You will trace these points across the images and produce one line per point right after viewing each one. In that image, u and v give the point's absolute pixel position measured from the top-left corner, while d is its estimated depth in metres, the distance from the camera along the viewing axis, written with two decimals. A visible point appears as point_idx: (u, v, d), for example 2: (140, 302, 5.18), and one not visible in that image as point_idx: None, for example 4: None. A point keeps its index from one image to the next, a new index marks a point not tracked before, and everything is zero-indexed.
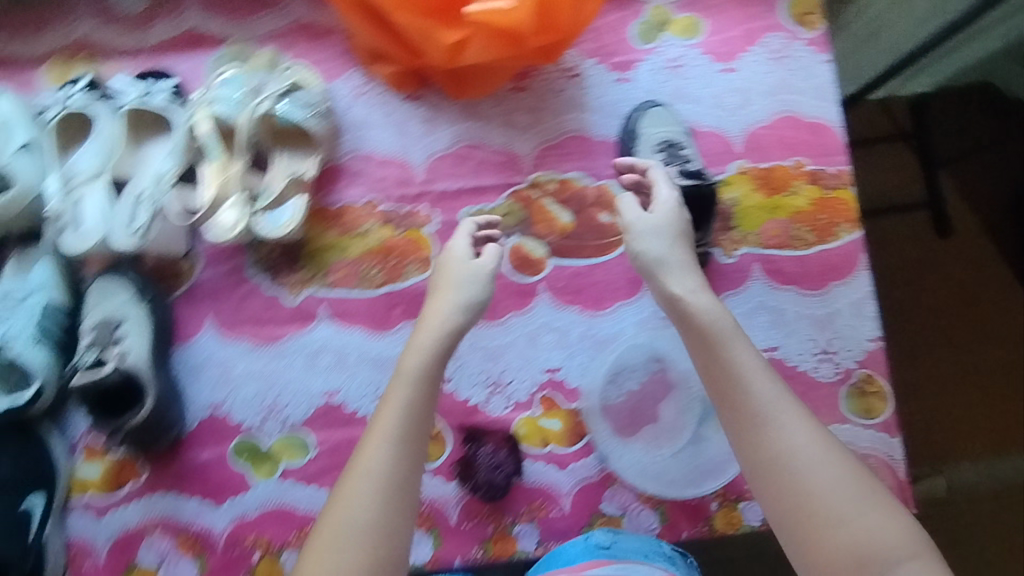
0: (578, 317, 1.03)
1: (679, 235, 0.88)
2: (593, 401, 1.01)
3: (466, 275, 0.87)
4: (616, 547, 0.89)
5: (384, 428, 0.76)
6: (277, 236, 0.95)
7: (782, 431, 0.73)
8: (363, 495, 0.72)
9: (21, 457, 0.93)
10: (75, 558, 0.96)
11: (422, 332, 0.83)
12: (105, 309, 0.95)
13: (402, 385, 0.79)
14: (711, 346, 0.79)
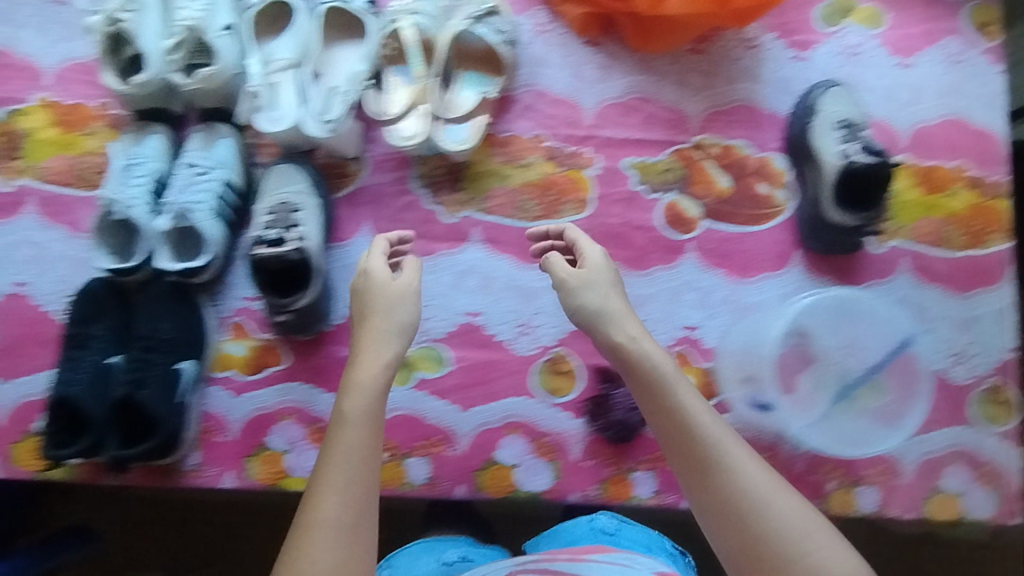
0: (723, 282, 1.04)
1: (617, 287, 0.83)
2: (728, 364, 1.02)
3: (390, 291, 0.80)
4: (620, 535, 0.97)
5: (343, 450, 0.69)
6: (454, 149, 0.97)
7: (736, 476, 0.69)
8: (324, 528, 0.65)
9: (180, 320, 0.95)
10: (208, 430, 0.98)
11: (363, 342, 0.77)
12: (282, 193, 0.98)
13: (355, 390, 0.73)
14: (664, 391, 0.74)
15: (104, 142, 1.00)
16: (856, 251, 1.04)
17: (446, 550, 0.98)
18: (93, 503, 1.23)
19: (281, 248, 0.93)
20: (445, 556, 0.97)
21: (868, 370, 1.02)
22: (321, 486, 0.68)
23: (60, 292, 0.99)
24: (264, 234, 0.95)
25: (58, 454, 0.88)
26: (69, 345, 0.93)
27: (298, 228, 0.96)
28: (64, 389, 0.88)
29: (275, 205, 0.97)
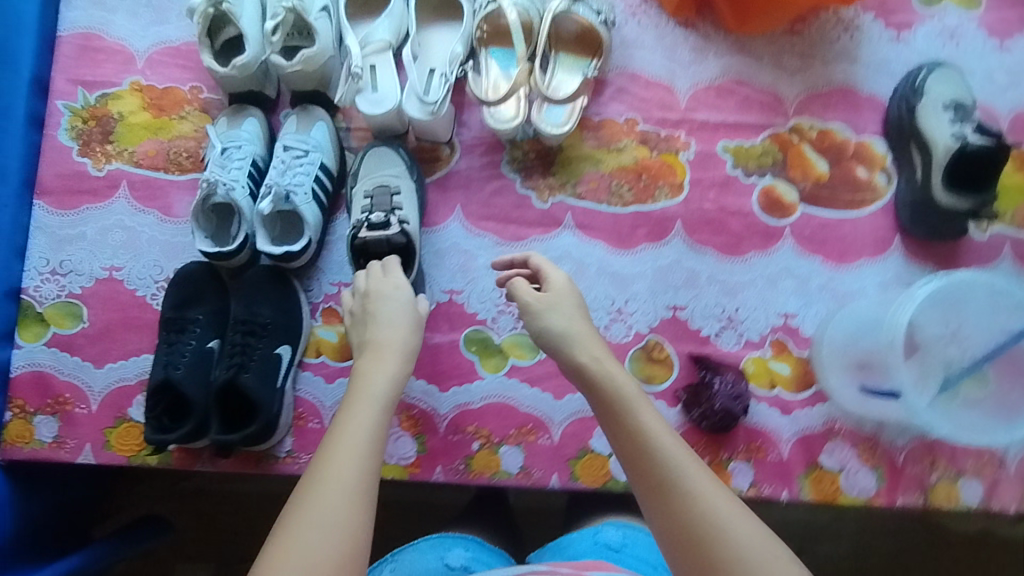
0: (822, 269, 1.01)
1: (580, 308, 0.78)
2: (828, 351, 0.98)
3: (397, 294, 0.82)
4: (626, 552, 0.89)
5: (357, 422, 0.66)
6: (549, 132, 0.97)
7: (701, 501, 0.60)
8: (336, 484, 0.61)
9: (276, 304, 0.94)
10: (301, 417, 0.96)
11: (380, 332, 0.77)
12: (381, 177, 0.98)
13: (372, 371, 0.72)
14: (625, 411, 0.67)
15: (197, 125, 1.04)
16: (960, 237, 1.00)
17: (451, 551, 0.92)
18: (161, 492, 1.19)
19: (386, 231, 0.93)
20: (448, 557, 0.91)
21: (977, 361, 0.92)
22: (332, 444, 0.64)
23: (153, 276, 1.00)
24: (367, 216, 0.94)
25: (161, 439, 0.86)
26: (168, 329, 0.92)
27: (400, 212, 0.96)
28: (168, 371, 0.88)
29: (375, 187, 0.97)
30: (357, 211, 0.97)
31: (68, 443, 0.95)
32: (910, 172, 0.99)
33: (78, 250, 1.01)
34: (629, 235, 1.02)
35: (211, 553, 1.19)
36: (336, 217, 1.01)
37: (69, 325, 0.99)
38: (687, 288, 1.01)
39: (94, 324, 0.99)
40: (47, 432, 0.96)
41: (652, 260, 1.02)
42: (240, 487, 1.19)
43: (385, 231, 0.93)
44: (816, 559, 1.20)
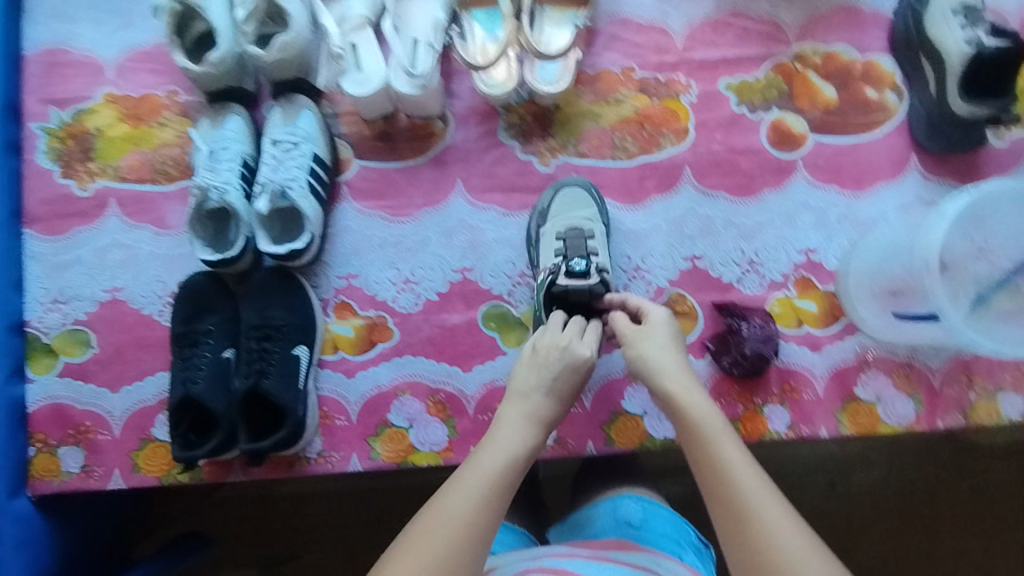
0: (839, 198, 0.98)
1: (678, 343, 0.78)
2: (855, 283, 0.94)
3: (571, 349, 0.78)
4: (646, 527, 0.87)
5: (479, 470, 0.67)
6: (544, 91, 0.94)
7: (776, 533, 0.60)
8: (449, 521, 0.62)
9: (288, 304, 0.92)
10: (328, 415, 0.95)
11: (530, 381, 0.77)
12: (575, 219, 0.94)
13: (508, 425, 0.72)
14: (709, 442, 0.68)
15: (179, 131, 0.99)
16: (979, 147, 0.96)
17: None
18: (199, 502, 1.18)
19: (586, 279, 0.88)
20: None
21: (1007, 274, 0.89)
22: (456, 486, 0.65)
23: (156, 292, 0.97)
24: (565, 263, 0.89)
25: (189, 455, 0.84)
26: (180, 344, 0.90)
27: (595, 257, 0.92)
28: (187, 387, 0.85)
29: (568, 229, 0.93)
30: (550, 256, 0.94)
31: (96, 471, 0.94)
32: (922, 86, 0.96)
33: (75, 276, 0.98)
34: (638, 189, 0.99)
35: (259, 556, 1.18)
36: (336, 208, 0.98)
37: (78, 353, 0.97)
38: (704, 236, 0.98)
39: (103, 349, 0.96)
40: (74, 463, 0.94)
41: (664, 212, 0.98)
42: (281, 488, 1.19)
43: (587, 279, 0.88)
44: (852, 489, 1.20)
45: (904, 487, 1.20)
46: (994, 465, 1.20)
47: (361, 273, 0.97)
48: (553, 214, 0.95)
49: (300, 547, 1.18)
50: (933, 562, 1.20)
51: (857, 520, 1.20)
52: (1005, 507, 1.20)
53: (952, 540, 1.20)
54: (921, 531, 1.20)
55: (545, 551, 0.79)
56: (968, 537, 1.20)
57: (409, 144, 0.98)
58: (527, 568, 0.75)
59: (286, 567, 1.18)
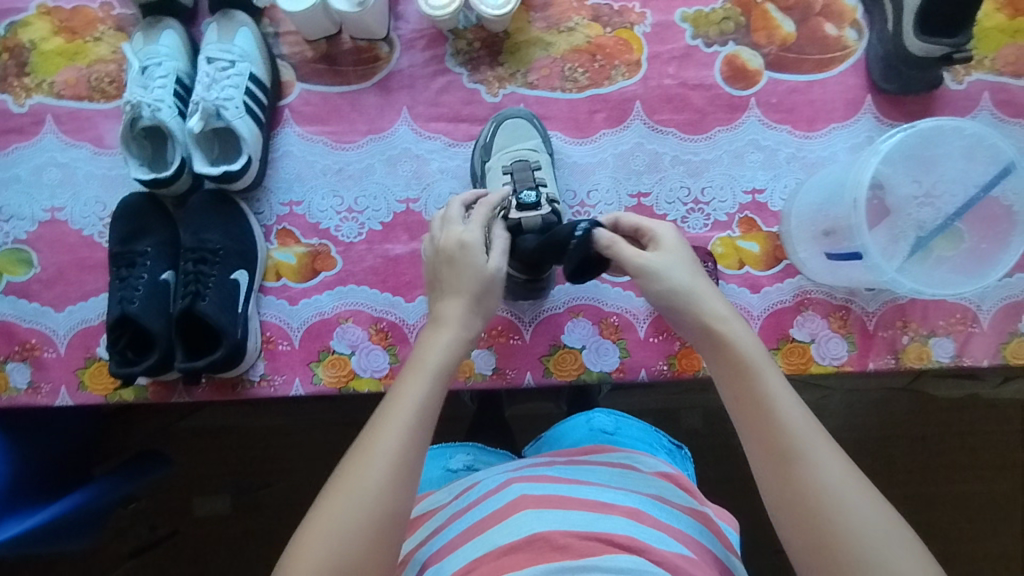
0: (790, 138, 0.96)
1: (684, 263, 0.70)
2: (795, 224, 0.94)
3: (479, 260, 0.72)
4: (619, 433, 0.94)
5: (410, 394, 0.63)
6: (487, 14, 0.91)
7: (819, 473, 0.56)
8: (378, 462, 0.59)
9: (227, 227, 0.92)
10: (270, 340, 0.95)
11: (448, 298, 0.71)
12: (518, 151, 0.92)
13: (435, 343, 0.68)
14: (746, 376, 0.62)
15: (115, 46, 0.96)
16: (936, 88, 0.94)
17: (453, 457, 0.94)
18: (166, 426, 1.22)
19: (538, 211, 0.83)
20: (450, 462, 0.93)
21: (950, 219, 0.89)
22: (388, 419, 0.61)
23: (96, 214, 0.96)
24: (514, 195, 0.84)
25: (128, 372, 0.85)
26: (117, 264, 0.90)
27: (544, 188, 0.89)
28: (122, 307, 0.85)
29: (514, 163, 0.90)
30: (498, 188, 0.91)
31: (43, 387, 0.95)
32: (881, 22, 0.93)
33: (14, 194, 0.97)
34: (587, 122, 0.97)
35: (224, 482, 1.22)
36: (278, 133, 0.97)
37: (20, 272, 0.97)
38: (651, 172, 0.97)
39: (46, 269, 0.96)
40: (21, 378, 0.95)
41: (612, 147, 0.97)
42: (250, 415, 1.22)
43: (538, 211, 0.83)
44: None
45: (855, 432, 1.24)
46: (944, 415, 1.24)
47: (304, 200, 0.96)
48: (492, 147, 0.93)
49: (262, 476, 1.22)
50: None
51: None
52: (942, 468, 1.23)
53: (900, 485, 1.23)
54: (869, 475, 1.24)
55: (524, 463, 0.81)
56: (915, 482, 1.23)
57: (353, 69, 0.97)
58: (509, 477, 0.76)
59: (256, 493, 1.22)
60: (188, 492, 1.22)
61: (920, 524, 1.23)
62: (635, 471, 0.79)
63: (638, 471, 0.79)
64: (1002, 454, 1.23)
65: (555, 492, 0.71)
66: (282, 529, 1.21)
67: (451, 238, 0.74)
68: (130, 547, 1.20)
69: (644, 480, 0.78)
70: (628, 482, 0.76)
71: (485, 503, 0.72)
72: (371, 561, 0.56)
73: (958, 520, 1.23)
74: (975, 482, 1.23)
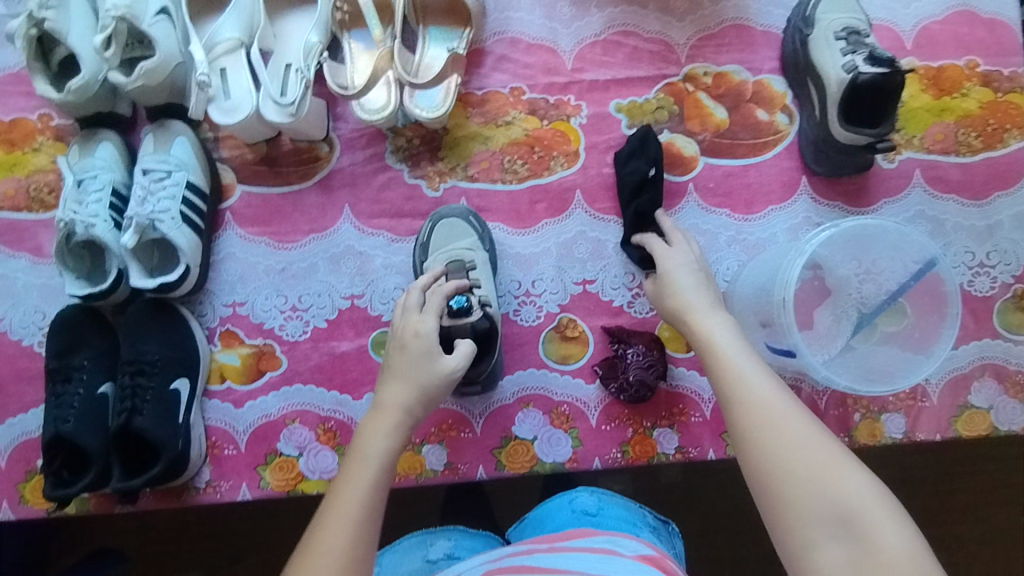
0: (729, 222, 0.97)
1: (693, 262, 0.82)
2: (738, 307, 0.94)
3: (430, 349, 0.76)
4: (602, 514, 0.94)
5: (351, 489, 0.63)
6: (423, 116, 0.92)
7: (767, 401, 0.61)
8: (324, 561, 0.57)
9: (166, 335, 0.91)
10: (215, 445, 0.93)
11: (389, 386, 0.74)
12: (455, 250, 0.93)
13: (372, 435, 0.69)
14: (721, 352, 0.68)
15: (53, 156, 0.97)
16: (868, 169, 0.96)
17: (433, 544, 0.92)
18: (115, 524, 1.16)
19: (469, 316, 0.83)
20: (430, 551, 0.91)
21: (892, 295, 0.90)
22: (331, 513, 0.61)
23: (35, 323, 0.95)
24: None
25: (61, 495, 0.82)
26: (52, 380, 0.88)
27: (478, 289, 0.90)
28: (56, 427, 0.84)
29: (449, 263, 0.92)
30: None
31: None
32: (809, 108, 0.95)
33: None
34: (529, 212, 0.98)
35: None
36: (220, 235, 0.97)
37: None
38: (594, 260, 0.97)
39: None
40: None
41: (554, 236, 0.98)
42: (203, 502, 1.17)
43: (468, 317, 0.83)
44: None
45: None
46: (923, 459, 1.18)
47: (247, 300, 0.96)
48: (432, 246, 0.94)
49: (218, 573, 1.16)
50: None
51: None
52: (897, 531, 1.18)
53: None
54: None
55: (504, 553, 0.79)
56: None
57: (294, 168, 0.97)
58: (487, 569, 0.75)
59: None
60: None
61: None
62: (615, 555, 0.75)
63: (616, 555, 0.75)
64: (986, 506, 1.18)
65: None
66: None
67: (408, 328, 0.78)
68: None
69: (624, 565, 0.73)
70: (607, 565, 0.72)
71: None
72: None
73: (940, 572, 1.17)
74: (959, 529, 1.17)
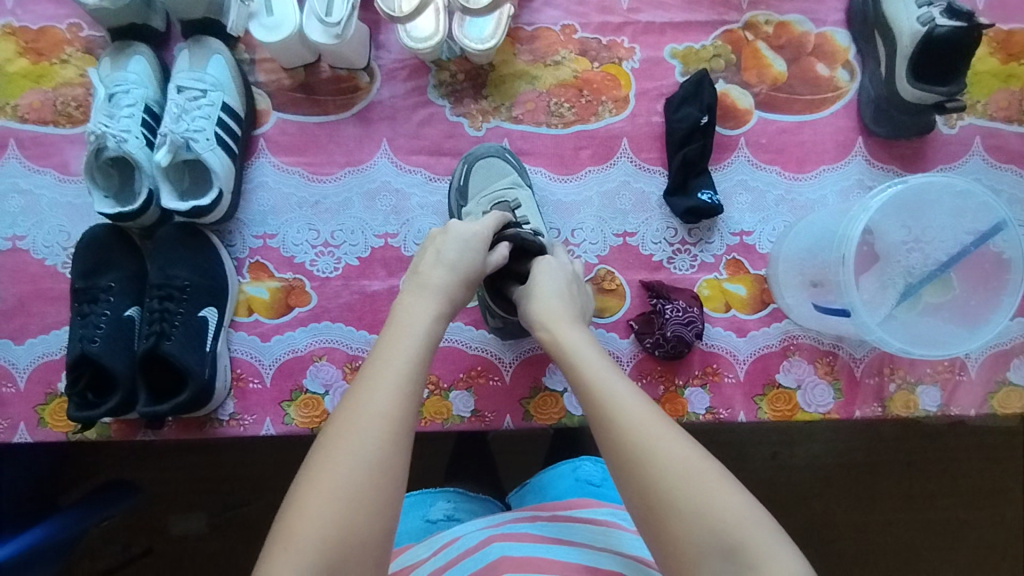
0: (779, 179, 0.94)
1: (563, 299, 0.76)
2: (783, 269, 0.91)
3: (474, 239, 0.74)
4: (605, 484, 0.89)
5: (396, 356, 0.62)
6: (471, 47, 0.88)
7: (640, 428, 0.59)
8: (370, 420, 0.58)
9: (196, 261, 0.88)
10: (240, 378, 0.91)
11: (427, 267, 0.72)
12: (495, 190, 0.90)
13: (416, 310, 0.67)
14: (616, 412, 0.61)
15: (82, 69, 0.93)
16: (928, 133, 0.92)
17: (433, 505, 0.90)
18: (132, 455, 1.16)
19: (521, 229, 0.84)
20: (430, 512, 0.90)
21: (942, 266, 0.86)
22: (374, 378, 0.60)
23: (60, 243, 0.92)
24: None
25: (86, 416, 0.81)
26: (78, 300, 0.86)
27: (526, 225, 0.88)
28: (83, 346, 0.82)
29: (493, 206, 0.89)
30: None
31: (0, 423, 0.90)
32: (873, 64, 0.91)
33: None
34: (573, 158, 0.94)
35: (195, 518, 1.16)
36: (253, 163, 0.93)
37: None
38: (637, 212, 0.94)
39: (6, 299, 0.92)
40: None
41: (598, 185, 0.94)
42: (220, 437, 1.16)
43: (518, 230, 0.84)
44: (793, 461, 1.21)
45: (842, 460, 1.21)
46: (934, 443, 1.21)
47: (279, 233, 0.93)
48: (471, 188, 0.91)
49: (231, 507, 1.16)
50: (864, 536, 1.22)
51: (799, 485, 1.21)
52: (907, 494, 1.21)
53: (886, 514, 1.22)
54: (856, 500, 1.21)
55: (504, 518, 0.77)
56: (900, 511, 1.22)
57: (332, 98, 0.93)
58: (488, 534, 0.72)
59: (231, 514, 1.16)
60: (161, 520, 1.16)
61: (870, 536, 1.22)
62: (619, 528, 0.75)
63: (622, 529, 0.75)
64: (989, 484, 1.21)
65: (534, 556, 0.67)
66: (257, 548, 1.15)
67: (461, 227, 0.75)
68: (101, 568, 1.15)
69: (630, 540, 0.73)
70: (614, 541, 0.72)
71: (462, 564, 0.69)
72: (379, 519, 0.55)
73: (942, 550, 1.22)
74: (965, 514, 1.21)
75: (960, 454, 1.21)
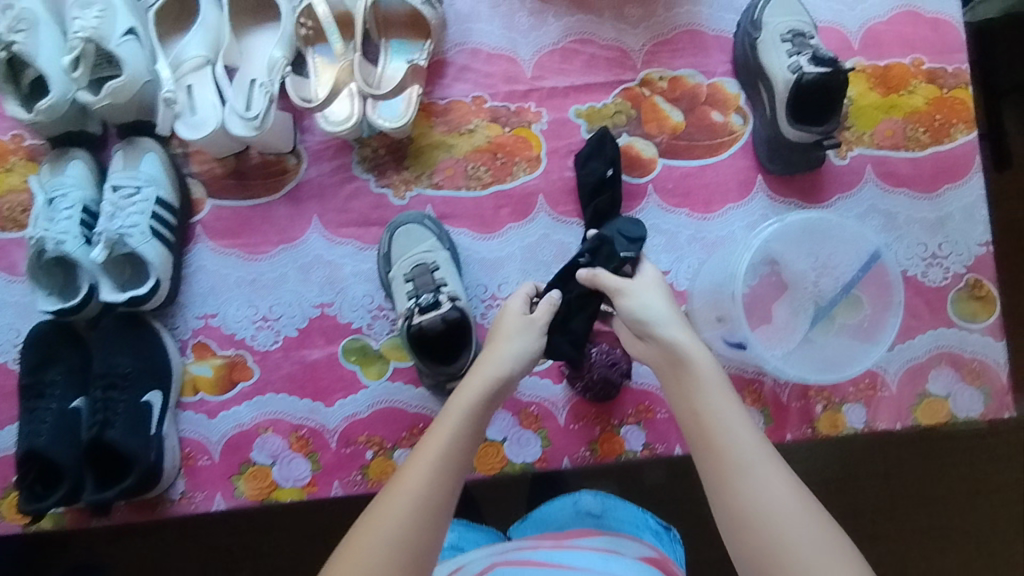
0: (688, 221, 1.00)
1: (658, 291, 0.77)
2: (698, 303, 0.96)
3: (534, 322, 0.78)
4: (607, 516, 0.94)
5: (435, 439, 0.65)
6: (386, 126, 0.95)
7: (736, 443, 0.63)
8: (404, 505, 0.60)
9: (137, 348, 0.92)
10: (189, 457, 0.93)
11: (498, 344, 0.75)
12: (416, 256, 0.95)
13: (462, 392, 0.70)
14: (699, 395, 0.67)
15: (26, 176, 0.99)
16: (819, 165, 0.99)
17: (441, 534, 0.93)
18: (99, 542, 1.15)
19: (438, 308, 0.89)
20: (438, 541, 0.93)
21: (846, 289, 0.92)
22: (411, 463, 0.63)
23: (10, 341, 0.96)
24: (416, 303, 0.90)
25: (36, 508, 0.84)
26: (25, 396, 0.90)
27: (445, 288, 0.93)
28: (30, 441, 0.86)
29: (413, 268, 0.93)
30: (404, 298, 0.94)
31: None
32: (761, 108, 0.98)
33: None
34: (493, 217, 1.00)
35: None
36: (191, 248, 0.99)
37: None
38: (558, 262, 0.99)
39: None
40: None
41: (518, 240, 0.99)
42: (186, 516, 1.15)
43: (436, 309, 0.89)
44: None
45: (822, 477, 1.22)
46: (910, 451, 1.23)
47: (218, 312, 0.97)
48: (394, 255, 0.96)
49: None
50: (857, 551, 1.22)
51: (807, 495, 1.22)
52: (910, 496, 1.23)
53: (872, 530, 1.23)
54: (863, 505, 1.23)
55: (513, 546, 0.79)
56: (900, 515, 1.23)
57: (261, 182, 1.00)
58: (496, 563, 0.75)
59: None
60: None
61: (879, 540, 1.22)
62: (619, 555, 0.76)
63: (621, 555, 0.76)
64: (978, 481, 1.23)
65: None
66: None
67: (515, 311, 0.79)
68: None
69: (627, 564, 0.75)
70: (613, 566, 0.74)
71: None
72: None
73: (947, 551, 1.23)
74: (950, 523, 1.23)
75: (955, 451, 1.23)
